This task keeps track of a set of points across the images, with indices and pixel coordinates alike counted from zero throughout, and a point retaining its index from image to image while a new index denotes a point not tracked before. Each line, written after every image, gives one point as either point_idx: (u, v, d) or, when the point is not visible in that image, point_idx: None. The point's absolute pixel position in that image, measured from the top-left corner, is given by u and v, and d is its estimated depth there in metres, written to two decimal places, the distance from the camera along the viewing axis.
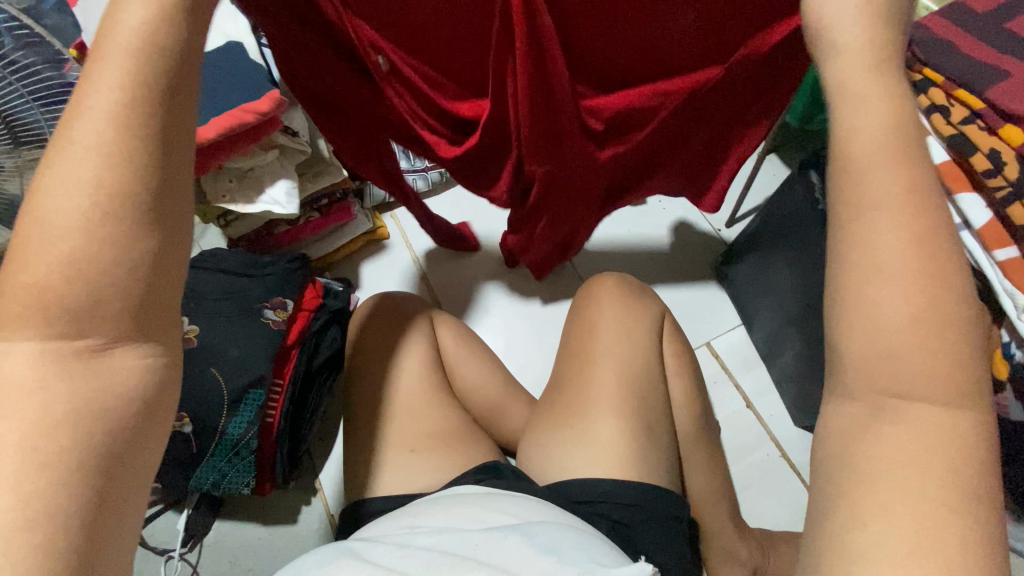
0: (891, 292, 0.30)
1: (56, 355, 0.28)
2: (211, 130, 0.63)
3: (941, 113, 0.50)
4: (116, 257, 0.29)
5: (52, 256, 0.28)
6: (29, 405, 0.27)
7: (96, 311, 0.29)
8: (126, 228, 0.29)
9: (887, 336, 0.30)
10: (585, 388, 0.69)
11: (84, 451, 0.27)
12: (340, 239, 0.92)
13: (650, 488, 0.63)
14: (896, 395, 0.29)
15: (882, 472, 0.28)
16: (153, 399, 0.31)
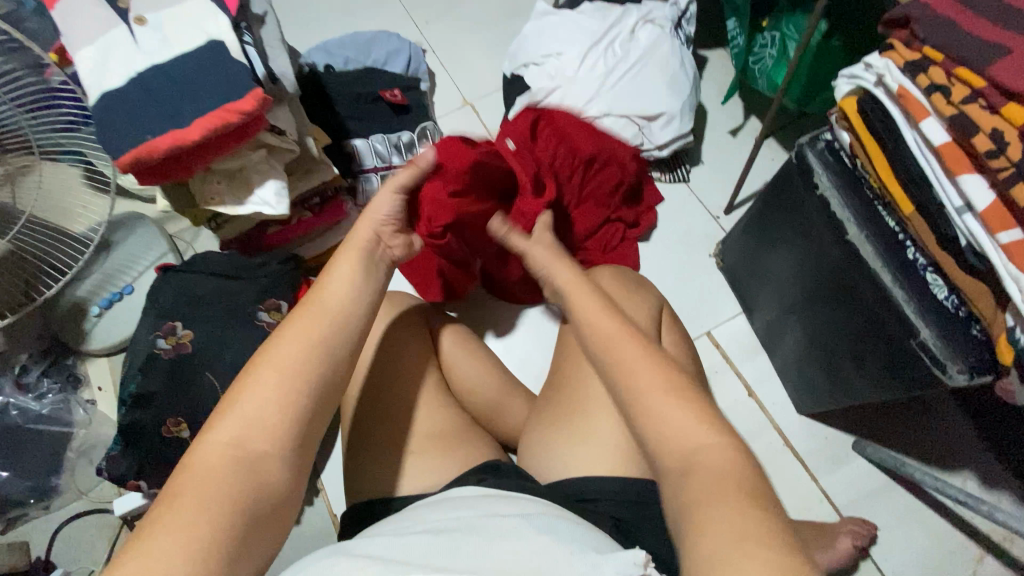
0: (678, 412, 0.46)
1: (242, 449, 0.41)
2: (195, 132, 0.62)
3: (942, 92, 0.48)
4: (302, 389, 0.44)
5: (269, 382, 0.43)
6: (217, 481, 0.39)
7: (263, 429, 0.42)
8: (319, 365, 0.45)
9: (681, 443, 0.45)
10: (584, 383, 0.68)
11: (230, 525, 0.38)
12: (334, 239, 0.91)
13: (651, 482, 0.62)
14: (686, 454, 0.44)
15: (704, 504, 0.40)
16: (287, 481, 0.42)
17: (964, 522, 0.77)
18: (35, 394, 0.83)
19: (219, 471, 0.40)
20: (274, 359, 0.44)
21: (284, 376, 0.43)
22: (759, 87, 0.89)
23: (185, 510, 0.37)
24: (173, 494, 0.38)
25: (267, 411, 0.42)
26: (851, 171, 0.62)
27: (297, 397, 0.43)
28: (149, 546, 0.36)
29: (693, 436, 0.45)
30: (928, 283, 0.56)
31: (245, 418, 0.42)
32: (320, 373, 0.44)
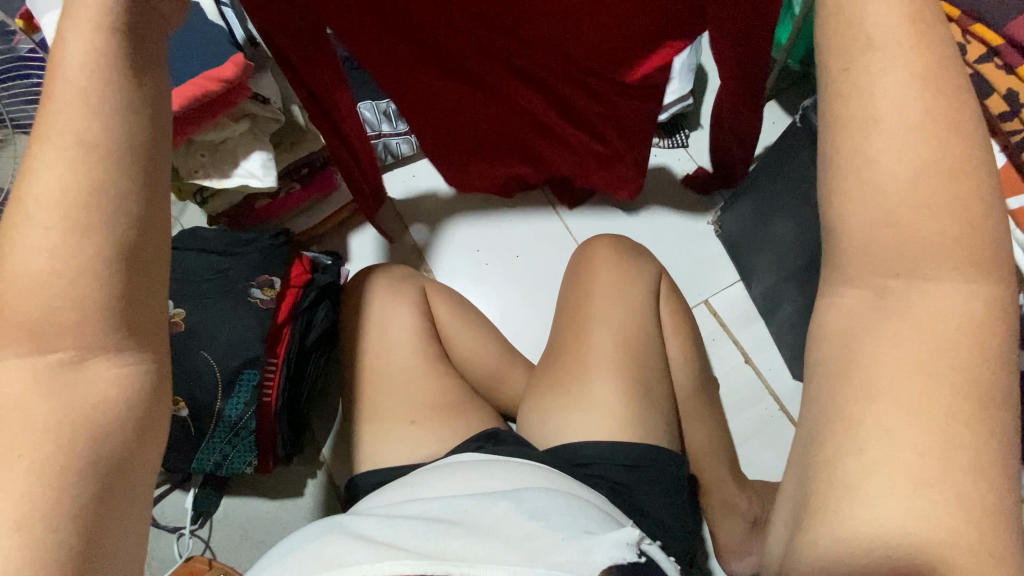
0: (896, 171, 0.29)
1: (42, 361, 0.30)
2: (171, 102, 0.59)
3: (956, 53, 0.47)
4: (78, 245, 0.30)
5: (28, 256, 0.30)
6: (23, 402, 0.29)
7: (61, 328, 0.30)
8: (96, 203, 0.31)
9: (907, 247, 0.29)
10: (581, 354, 0.68)
11: (77, 440, 0.29)
12: (324, 211, 0.89)
13: (648, 449, 0.62)
14: (912, 283, 0.29)
15: (889, 387, 0.28)
16: (136, 391, 0.32)
17: None
18: None
19: (29, 403, 0.29)
20: (32, 225, 0.30)
21: (65, 275, 0.30)
22: (761, 47, 0.86)
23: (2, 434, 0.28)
24: None
25: (37, 303, 0.30)
26: None
27: (77, 258, 0.30)
28: None
29: (935, 266, 0.29)
30: None
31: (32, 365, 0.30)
32: (125, 218, 0.32)
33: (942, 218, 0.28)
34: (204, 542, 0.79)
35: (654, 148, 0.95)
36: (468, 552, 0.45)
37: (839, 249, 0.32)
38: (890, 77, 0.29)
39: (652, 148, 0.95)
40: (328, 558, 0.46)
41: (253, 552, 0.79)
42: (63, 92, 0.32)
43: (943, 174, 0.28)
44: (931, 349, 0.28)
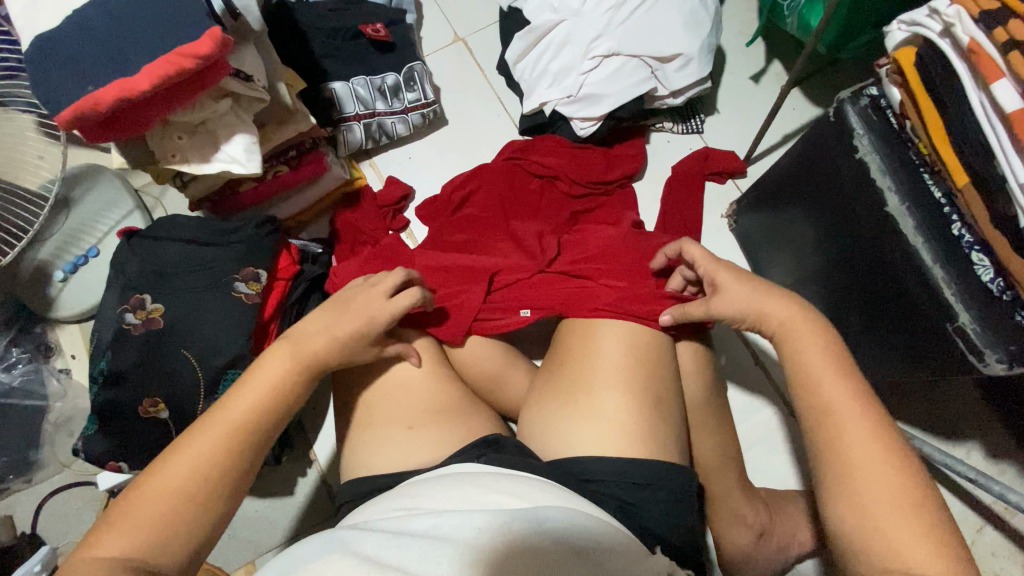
0: (852, 434, 0.42)
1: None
2: (145, 82, 0.53)
3: (1020, 50, 0.41)
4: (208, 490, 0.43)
5: (170, 477, 0.42)
6: None
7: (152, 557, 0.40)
8: (223, 487, 0.44)
9: (877, 517, 0.39)
10: (589, 360, 0.64)
11: None
12: (312, 197, 0.84)
13: (659, 464, 0.58)
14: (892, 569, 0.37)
15: None
16: None
17: (967, 494, 0.75)
18: (4, 365, 0.78)
19: None
20: (182, 466, 0.43)
21: (193, 496, 0.42)
22: (788, 28, 0.80)
23: None
24: None
25: (148, 533, 0.40)
26: (896, 133, 0.55)
27: (200, 490, 0.43)
28: None
29: (894, 507, 0.39)
30: (972, 262, 0.51)
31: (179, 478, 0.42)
32: (236, 480, 0.45)
33: (881, 465, 0.40)
34: None
35: (668, 133, 0.89)
36: None
37: (831, 488, 0.42)
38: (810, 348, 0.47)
39: (665, 133, 0.90)
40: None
41: (241, 551, 0.76)
42: (261, 383, 0.49)
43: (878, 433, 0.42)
44: (882, 538, 0.38)
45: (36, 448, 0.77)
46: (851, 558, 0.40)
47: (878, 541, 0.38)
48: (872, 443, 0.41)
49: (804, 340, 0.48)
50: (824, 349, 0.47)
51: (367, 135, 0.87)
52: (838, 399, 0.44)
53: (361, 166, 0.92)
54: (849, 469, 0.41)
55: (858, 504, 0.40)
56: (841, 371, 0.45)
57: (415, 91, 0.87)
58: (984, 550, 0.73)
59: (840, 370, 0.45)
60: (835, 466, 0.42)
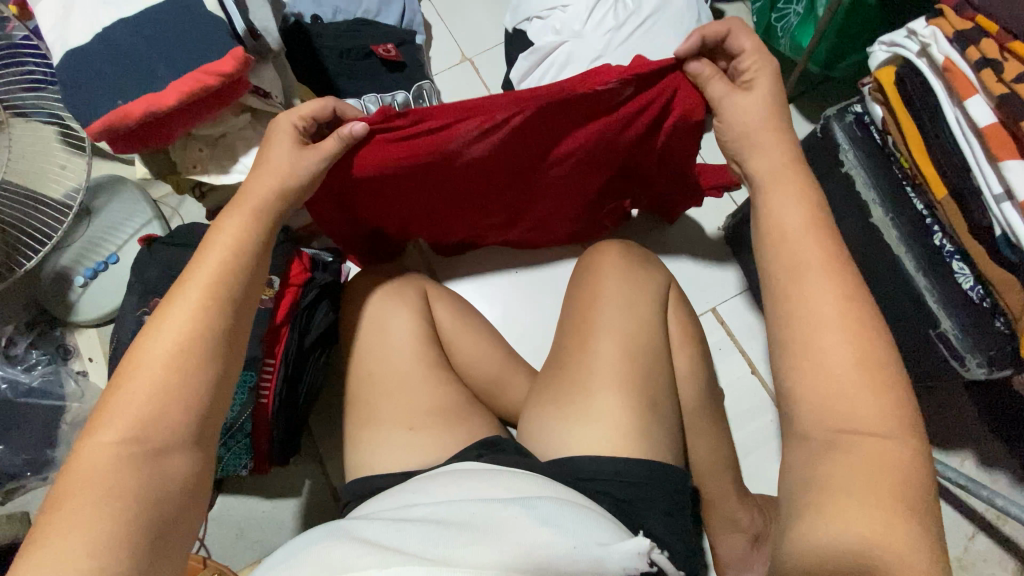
0: (814, 293, 0.40)
1: (134, 446, 0.38)
2: (169, 96, 0.56)
3: (992, 69, 0.44)
4: (197, 354, 0.41)
5: (159, 346, 0.40)
6: (112, 473, 0.36)
7: (160, 426, 0.39)
8: (207, 343, 0.42)
9: (831, 381, 0.38)
10: (585, 364, 0.66)
11: (152, 498, 0.37)
12: None
13: (653, 465, 0.61)
14: (839, 429, 0.37)
15: (838, 481, 0.36)
16: (196, 474, 0.40)
17: (959, 502, 0.76)
18: (24, 366, 0.82)
19: (111, 467, 0.37)
20: (165, 333, 0.41)
21: (178, 365, 0.40)
22: (782, 48, 0.83)
23: (94, 485, 0.36)
24: (65, 497, 0.35)
25: (150, 404, 0.39)
26: (879, 148, 0.57)
27: (190, 354, 0.41)
28: (59, 530, 0.34)
29: (847, 379, 0.38)
30: (953, 271, 0.53)
31: (133, 419, 0.38)
32: (220, 335, 0.42)
33: (839, 322, 0.39)
34: (198, 541, 0.78)
35: None
36: (482, 558, 0.42)
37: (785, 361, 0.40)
38: (782, 206, 0.45)
39: None
40: (330, 566, 0.42)
41: (247, 551, 0.78)
42: (218, 249, 0.46)
43: (840, 290, 0.40)
44: (832, 400, 0.38)
45: (53, 447, 0.78)
46: (799, 420, 0.39)
47: (839, 500, 0.35)
48: (834, 302, 0.40)
49: (807, 273, 0.41)
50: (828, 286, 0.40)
51: None
52: (808, 259, 0.42)
53: None
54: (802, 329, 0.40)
55: (808, 364, 0.39)
56: (814, 233, 0.43)
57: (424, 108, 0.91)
58: (974, 555, 0.75)
59: (847, 316, 0.39)
60: (793, 330, 0.40)
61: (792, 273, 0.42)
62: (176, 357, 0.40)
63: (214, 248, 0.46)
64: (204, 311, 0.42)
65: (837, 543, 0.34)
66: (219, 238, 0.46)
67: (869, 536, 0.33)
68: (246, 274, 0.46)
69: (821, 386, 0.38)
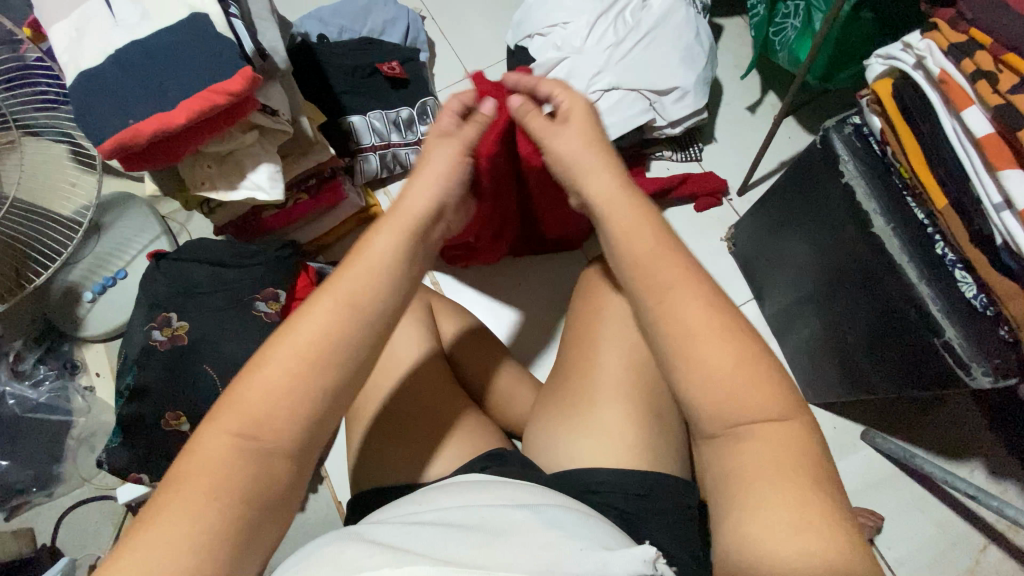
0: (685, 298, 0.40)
1: (242, 448, 0.35)
2: (179, 115, 0.58)
3: (988, 80, 0.45)
4: (316, 373, 0.37)
5: (287, 351, 0.37)
6: (218, 476, 0.34)
7: (268, 433, 0.36)
8: (327, 362, 0.37)
9: (718, 384, 0.38)
10: (591, 375, 0.66)
11: (244, 514, 0.34)
12: (332, 221, 0.89)
13: (659, 476, 0.61)
14: (737, 423, 0.38)
15: (754, 480, 0.36)
16: (290, 486, 0.37)
17: (968, 511, 0.76)
18: (32, 382, 0.82)
19: (219, 469, 0.34)
20: (297, 339, 0.37)
21: (299, 381, 0.37)
22: (780, 62, 0.84)
23: (200, 486, 0.34)
24: (171, 488, 0.34)
25: (268, 411, 0.36)
26: (879, 159, 0.58)
27: (311, 369, 0.37)
28: (157, 528, 0.32)
29: (733, 380, 0.38)
30: (956, 279, 0.53)
31: (245, 417, 0.35)
32: (347, 359, 0.38)
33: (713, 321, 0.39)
34: None
35: (667, 161, 0.94)
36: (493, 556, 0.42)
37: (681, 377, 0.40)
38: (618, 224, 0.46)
39: (665, 161, 0.94)
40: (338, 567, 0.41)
41: None
42: (367, 258, 0.41)
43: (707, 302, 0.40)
44: (734, 395, 0.38)
45: (58, 462, 0.80)
46: (701, 422, 0.39)
47: (763, 501, 0.35)
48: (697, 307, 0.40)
49: (674, 293, 0.41)
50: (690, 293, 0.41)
51: (383, 164, 0.92)
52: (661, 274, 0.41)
53: (375, 194, 0.96)
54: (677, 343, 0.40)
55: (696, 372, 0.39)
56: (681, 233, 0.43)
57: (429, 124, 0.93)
58: (987, 567, 0.74)
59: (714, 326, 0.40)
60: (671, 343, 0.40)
61: (662, 284, 0.41)
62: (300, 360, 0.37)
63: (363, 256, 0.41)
64: (348, 314, 0.39)
65: (773, 551, 0.34)
66: (373, 249, 0.42)
67: (799, 541, 0.33)
68: (397, 289, 0.41)
69: (712, 391, 0.38)
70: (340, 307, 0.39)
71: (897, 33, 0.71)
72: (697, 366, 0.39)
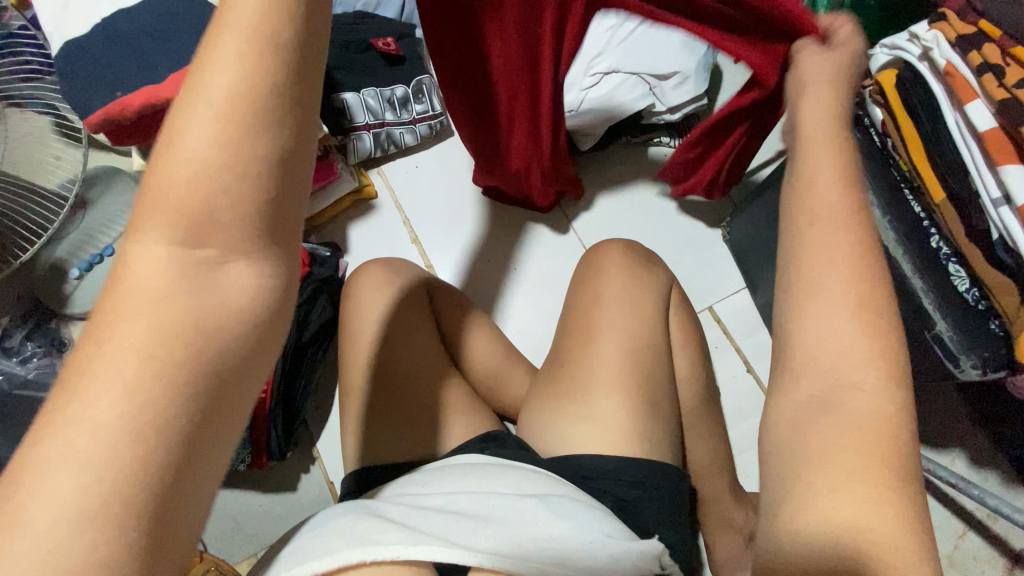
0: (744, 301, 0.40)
1: (184, 260, 0.28)
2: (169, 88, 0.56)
3: (993, 74, 0.44)
4: (227, 158, 0.27)
5: (187, 155, 0.26)
6: (152, 310, 0.27)
7: (206, 232, 0.27)
8: (232, 152, 0.26)
9: (831, 354, 0.35)
10: (586, 361, 0.67)
11: (195, 360, 0.27)
12: (326, 201, 0.89)
13: (651, 464, 0.61)
14: (843, 386, 0.35)
15: (825, 460, 0.33)
16: (262, 316, 0.30)
17: (947, 498, 0.78)
18: (19, 358, 0.81)
19: (155, 306, 0.27)
20: (188, 130, 0.26)
21: (211, 171, 0.26)
22: None
23: (125, 337, 0.26)
24: (96, 335, 0.26)
25: (183, 207, 0.27)
26: (878, 150, 0.58)
27: (223, 166, 0.26)
28: (86, 384, 0.26)
29: (856, 361, 0.35)
30: (949, 274, 0.54)
31: (172, 215, 0.27)
32: (261, 136, 0.27)
33: None
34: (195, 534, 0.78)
35: (665, 147, 0.93)
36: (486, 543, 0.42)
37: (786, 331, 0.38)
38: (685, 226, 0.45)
39: (662, 147, 0.93)
40: (349, 538, 0.41)
41: (243, 545, 0.78)
42: (233, 25, 0.26)
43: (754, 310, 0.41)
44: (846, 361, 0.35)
45: None
46: (796, 371, 0.37)
47: (836, 480, 0.32)
48: (848, 238, 0.37)
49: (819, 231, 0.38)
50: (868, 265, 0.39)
51: (377, 144, 0.91)
52: (832, 217, 0.37)
53: (369, 174, 0.95)
54: (814, 289, 0.37)
55: (811, 322, 0.36)
56: None
57: (423, 103, 0.91)
58: (964, 552, 0.76)
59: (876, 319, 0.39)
60: (798, 277, 0.38)
61: None
62: (221, 158, 0.26)
63: (220, 24, 0.26)
64: (232, 98, 0.26)
65: (826, 520, 0.32)
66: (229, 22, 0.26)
67: (860, 513, 0.31)
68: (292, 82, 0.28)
69: (821, 356, 0.36)
70: (211, 113, 0.26)
71: (904, 23, 0.70)
72: (832, 325, 0.36)
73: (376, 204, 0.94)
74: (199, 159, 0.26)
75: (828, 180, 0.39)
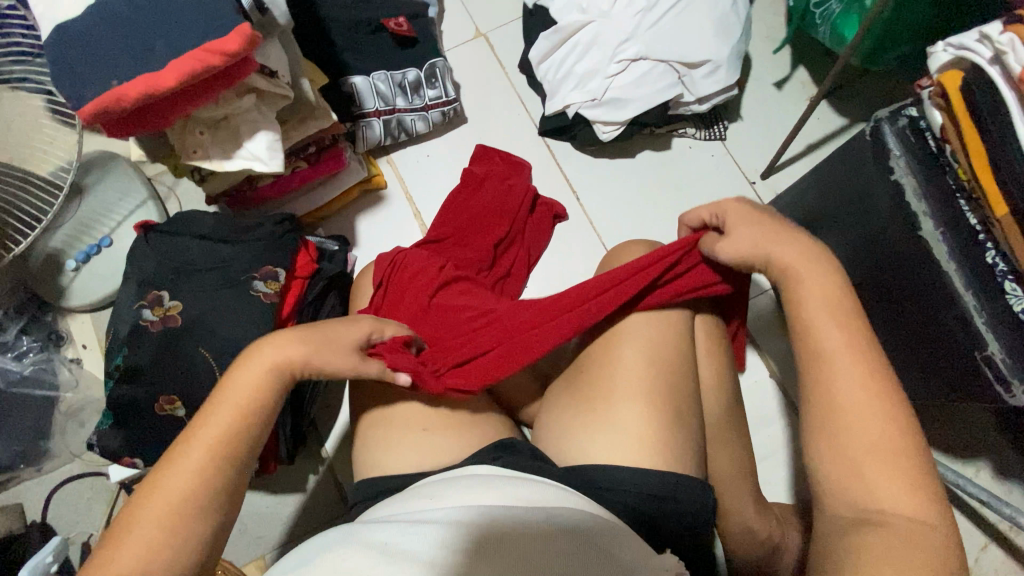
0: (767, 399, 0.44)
1: (177, 520, 0.40)
2: (171, 76, 0.51)
3: None
4: (208, 501, 0.42)
5: (177, 482, 0.41)
6: (158, 531, 0.39)
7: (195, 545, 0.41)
8: (221, 486, 0.43)
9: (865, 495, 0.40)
10: (609, 369, 0.64)
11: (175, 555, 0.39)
12: (332, 191, 0.85)
13: (679, 477, 0.58)
14: (875, 507, 0.39)
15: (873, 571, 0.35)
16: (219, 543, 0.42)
17: (969, 508, 0.76)
18: (14, 354, 0.77)
19: (151, 526, 0.39)
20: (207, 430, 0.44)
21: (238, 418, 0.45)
22: (819, 37, 0.78)
23: (147, 534, 0.39)
24: (120, 536, 0.39)
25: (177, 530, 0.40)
26: (932, 156, 0.54)
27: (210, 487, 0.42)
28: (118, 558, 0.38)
29: (884, 493, 0.39)
30: (1005, 292, 0.50)
31: (166, 504, 0.40)
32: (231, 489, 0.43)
33: None
34: None
35: (690, 138, 0.88)
36: None
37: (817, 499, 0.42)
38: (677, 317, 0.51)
39: (687, 139, 0.88)
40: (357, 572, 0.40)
41: (249, 548, 0.76)
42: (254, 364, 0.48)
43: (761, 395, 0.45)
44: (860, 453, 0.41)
45: (47, 438, 0.76)
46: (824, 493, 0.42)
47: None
48: (854, 364, 0.43)
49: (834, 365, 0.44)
50: (847, 342, 0.44)
51: (387, 131, 0.86)
52: (827, 337, 0.45)
53: (378, 162, 0.90)
54: (840, 468, 0.41)
55: (839, 444, 0.42)
56: None
57: (436, 88, 0.86)
58: (985, 565, 0.74)
59: (874, 389, 0.42)
60: (821, 429, 0.43)
61: None
62: (206, 463, 0.43)
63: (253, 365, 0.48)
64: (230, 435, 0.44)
65: None
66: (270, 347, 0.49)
67: None
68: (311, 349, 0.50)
69: (841, 464, 0.41)
70: (214, 440, 0.44)
71: (956, 13, 0.66)
72: (843, 425, 0.42)
73: (386, 195, 0.89)
74: (200, 468, 0.42)
75: (823, 319, 0.45)
